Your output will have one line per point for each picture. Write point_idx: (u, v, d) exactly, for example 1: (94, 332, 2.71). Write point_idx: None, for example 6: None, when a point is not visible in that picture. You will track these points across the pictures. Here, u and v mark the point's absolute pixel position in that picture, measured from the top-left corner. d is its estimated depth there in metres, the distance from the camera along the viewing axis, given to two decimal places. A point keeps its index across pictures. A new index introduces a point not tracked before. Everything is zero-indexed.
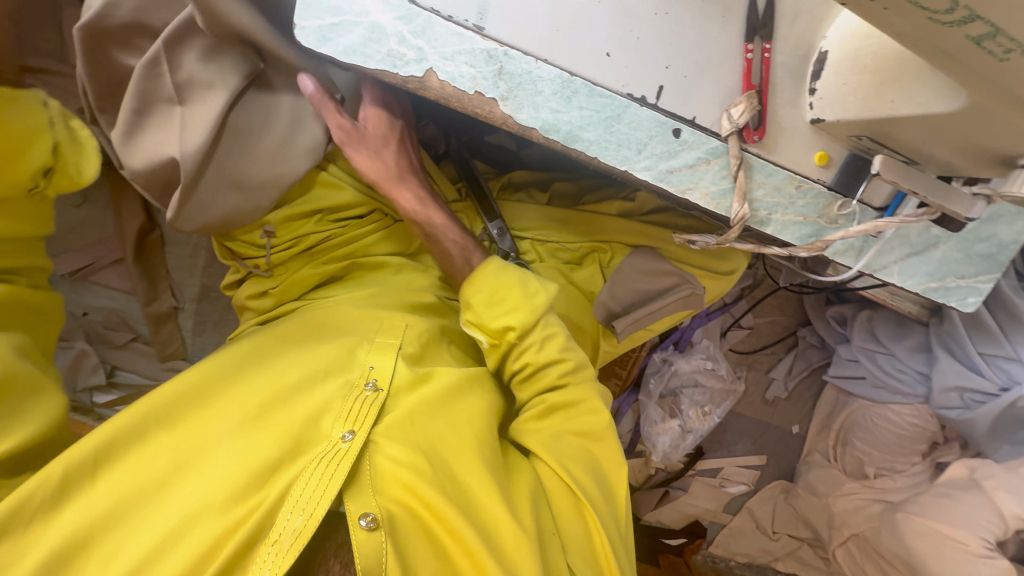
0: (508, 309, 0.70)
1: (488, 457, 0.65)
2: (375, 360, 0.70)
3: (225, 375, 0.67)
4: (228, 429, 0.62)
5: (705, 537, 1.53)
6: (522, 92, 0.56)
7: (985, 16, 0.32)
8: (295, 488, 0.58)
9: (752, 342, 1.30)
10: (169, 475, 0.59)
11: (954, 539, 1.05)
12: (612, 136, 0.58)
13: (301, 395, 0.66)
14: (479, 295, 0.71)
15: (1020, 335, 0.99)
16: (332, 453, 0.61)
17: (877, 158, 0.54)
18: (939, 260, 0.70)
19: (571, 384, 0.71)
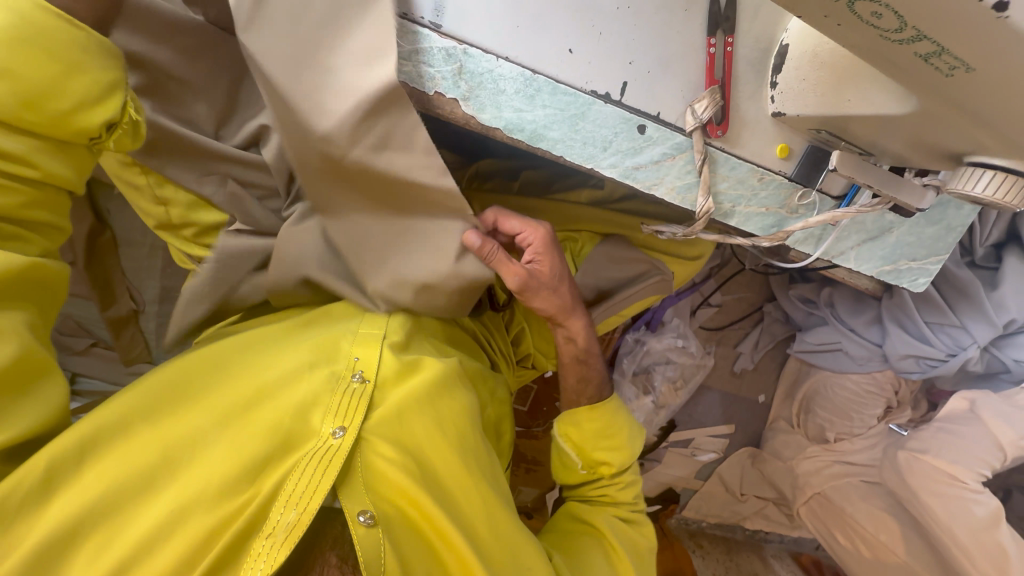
0: (612, 444, 0.77)
1: (473, 462, 0.66)
2: (361, 351, 0.67)
3: (211, 365, 0.63)
4: (217, 419, 0.58)
5: (679, 503, 1.60)
6: (484, 91, 0.54)
7: (929, 36, 0.33)
8: (289, 482, 0.56)
9: (721, 319, 1.35)
10: (155, 466, 0.54)
11: (952, 476, 1.05)
12: (577, 134, 0.57)
13: (288, 386, 0.62)
14: (593, 425, 0.76)
15: (966, 307, 1.04)
16: (325, 451, 0.59)
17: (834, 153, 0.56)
18: (892, 244, 0.72)
19: (634, 516, 0.78)
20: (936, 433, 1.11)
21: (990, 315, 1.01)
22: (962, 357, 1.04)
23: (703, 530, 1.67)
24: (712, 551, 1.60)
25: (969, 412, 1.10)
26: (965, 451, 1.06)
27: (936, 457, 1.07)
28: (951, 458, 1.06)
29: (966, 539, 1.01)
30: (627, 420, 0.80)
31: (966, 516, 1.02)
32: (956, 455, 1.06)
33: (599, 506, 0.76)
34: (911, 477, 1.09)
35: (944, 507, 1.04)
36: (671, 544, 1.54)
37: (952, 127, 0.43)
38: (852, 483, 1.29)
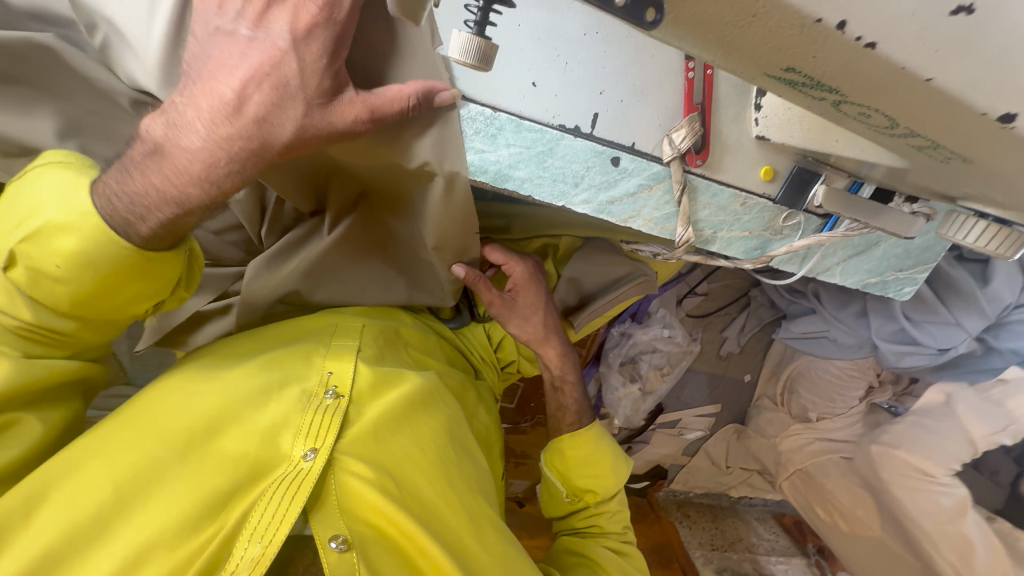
0: (595, 474, 0.82)
1: (453, 473, 0.63)
2: (333, 365, 0.65)
3: (176, 392, 0.59)
4: (179, 450, 0.54)
5: (667, 477, 1.65)
6: (440, 134, 0.49)
7: (923, 135, 0.30)
8: (256, 513, 0.52)
9: (707, 306, 1.33)
10: (109, 506, 0.50)
11: (921, 471, 1.08)
12: (545, 171, 0.53)
13: (254, 411, 0.59)
14: (579, 454, 0.82)
15: (957, 301, 1.00)
16: (294, 475, 0.55)
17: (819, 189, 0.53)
18: (879, 257, 0.70)
19: (628, 549, 0.79)
20: (910, 427, 1.12)
21: (983, 306, 0.98)
22: (954, 351, 1.02)
23: (691, 499, 1.73)
24: (699, 520, 1.68)
25: (943, 405, 1.10)
26: (939, 445, 1.07)
27: (908, 453, 1.10)
28: (921, 454, 1.08)
29: (931, 527, 1.08)
30: (610, 447, 0.84)
31: (931, 507, 1.07)
32: (927, 450, 1.08)
33: (587, 536, 0.80)
34: (884, 470, 1.15)
35: (913, 500, 1.10)
36: (659, 517, 1.60)
37: (946, 180, 0.40)
38: (833, 460, 1.33)
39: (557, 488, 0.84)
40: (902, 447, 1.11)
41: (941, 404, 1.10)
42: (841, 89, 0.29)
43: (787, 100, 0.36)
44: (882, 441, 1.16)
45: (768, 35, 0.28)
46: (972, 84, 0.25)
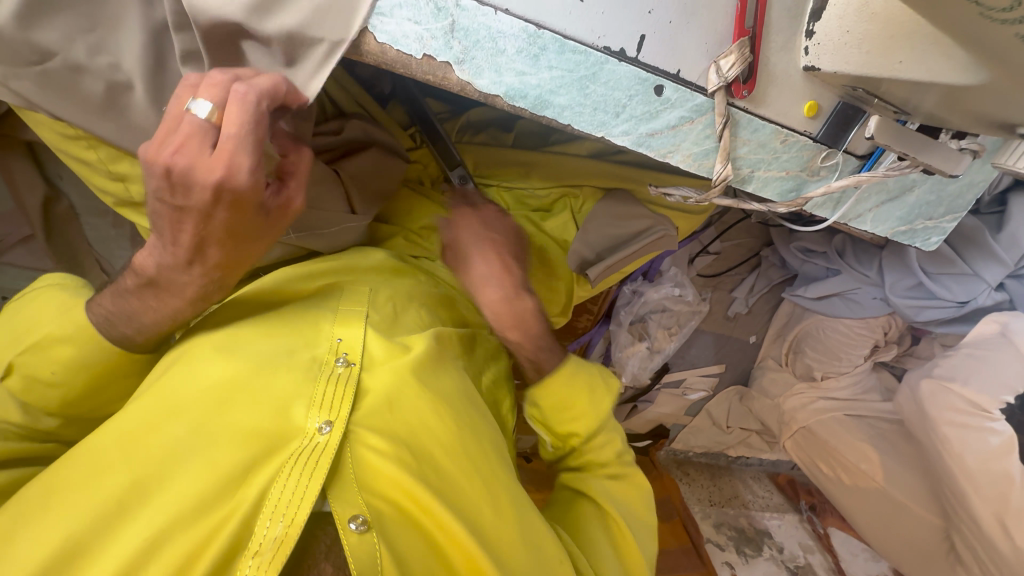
0: (575, 415, 0.73)
1: (472, 443, 0.61)
2: (342, 334, 0.64)
3: (187, 368, 0.57)
4: (193, 428, 0.52)
5: (669, 436, 1.66)
6: (481, 54, 0.47)
7: None
8: (274, 490, 0.50)
9: (718, 266, 1.32)
10: (129, 489, 0.48)
11: (972, 404, 1.00)
12: (586, 98, 0.50)
13: (264, 380, 0.57)
14: (549, 401, 0.72)
15: (976, 254, 1.01)
16: (310, 449, 0.53)
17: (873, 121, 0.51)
18: (911, 205, 0.69)
19: (624, 471, 0.74)
20: (964, 359, 1.03)
21: (1000, 255, 0.99)
22: (974, 303, 1.03)
23: (691, 458, 1.75)
24: (698, 478, 1.72)
25: (1000, 336, 1.00)
26: (996, 375, 0.99)
27: (964, 386, 1.01)
28: (978, 386, 0.99)
29: (973, 465, 1.00)
30: (589, 378, 0.75)
31: (978, 445, 0.99)
32: (983, 382, 0.99)
33: (586, 471, 0.73)
34: (930, 403, 1.06)
35: (958, 434, 1.02)
36: (660, 475, 1.64)
37: None
38: (836, 417, 1.36)
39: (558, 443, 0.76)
40: (958, 381, 1.02)
41: (997, 335, 1.00)
42: None
43: None
44: (935, 376, 1.07)
45: None
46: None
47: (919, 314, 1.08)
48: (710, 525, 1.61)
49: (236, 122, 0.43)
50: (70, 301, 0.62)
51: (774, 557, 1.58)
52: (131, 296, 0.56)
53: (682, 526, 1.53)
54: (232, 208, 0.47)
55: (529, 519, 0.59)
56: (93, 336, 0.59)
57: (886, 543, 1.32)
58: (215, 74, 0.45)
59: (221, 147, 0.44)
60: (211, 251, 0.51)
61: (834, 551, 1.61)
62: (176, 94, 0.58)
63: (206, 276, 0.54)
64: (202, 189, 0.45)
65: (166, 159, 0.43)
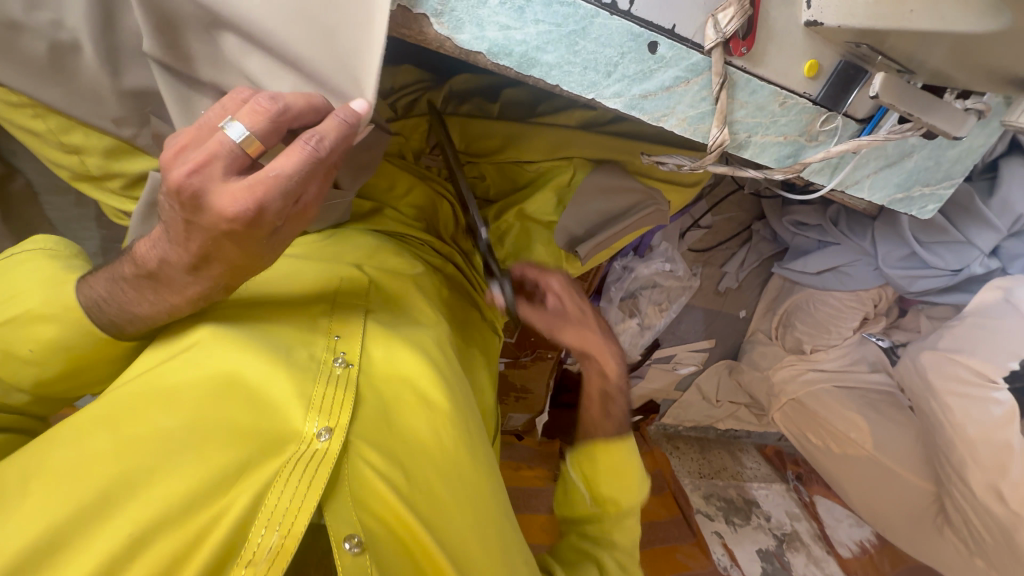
0: (621, 486, 0.69)
1: (468, 460, 0.58)
2: (342, 332, 0.60)
3: (178, 359, 0.54)
4: (185, 422, 0.49)
5: (659, 411, 1.66)
6: (462, 5, 0.43)
7: None
8: (271, 497, 0.48)
9: (709, 240, 1.31)
10: (115, 483, 0.45)
11: (981, 375, 0.97)
12: (576, 56, 0.47)
13: (261, 378, 0.54)
14: (605, 462, 0.70)
15: (967, 220, 0.99)
16: (308, 457, 0.50)
17: (878, 79, 0.49)
18: (909, 170, 0.67)
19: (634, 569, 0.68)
20: (972, 328, 1.00)
21: (994, 222, 0.97)
22: (968, 271, 1.02)
23: (680, 432, 1.76)
24: (688, 451, 1.74)
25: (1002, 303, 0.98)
26: (1004, 345, 0.95)
27: (967, 357, 0.99)
28: (983, 355, 0.97)
29: (974, 435, 0.99)
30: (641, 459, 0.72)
31: (978, 415, 0.98)
32: (990, 351, 0.96)
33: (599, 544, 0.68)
34: (931, 375, 1.06)
35: (961, 404, 1.00)
36: (651, 450, 1.64)
37: None
38: (825, 389, 1.37)
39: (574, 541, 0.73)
40: (964, 352, 1.00)
41: (1000, 301, 0.98)
42: None
43: None
44: (938, 348, 1.05)
45: None
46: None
47: (914, 285, 1.08)
48: (700, 496, 1.63)
49: (287, 169, 0.40)
50: (62, 274, 0.58)
51: (762, 525, 1.61)
52: (125, 285, 0.53)
53: (672, 498, 1.55)
54: (237, 235, 0.43)
55: (511, 545, 0.57)
56: (78, 319, 0.55)
57: (874, 509, 1.34)
58: (263, 97, 0.42)
59: (247, 182, 0.40)
60: (215, 266, 0.47)
61: (819, 518, 1.64)
62: (129, 55, 0.53)
63: (212, 282, 0.50)
64: (217, 219, 0.41)
65: (180, 177, 0.40)
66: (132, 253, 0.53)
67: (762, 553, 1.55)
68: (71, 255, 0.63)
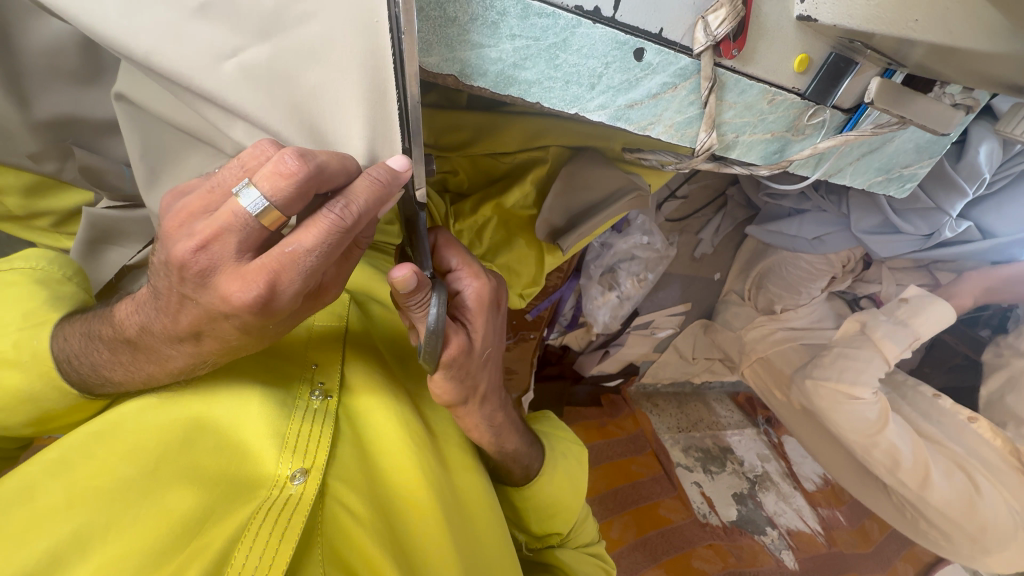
0: (554, 515, 0.77)
1: (443, 499, 0.59)
2: (321, 364, 0.59)
3: (149, 400, 0.51)
4: (150, 465, 0.46)
5: (638, 372, 1.69)
6: (428, 26, 0.38)
7: None
8: (239, 552, 0.44)
9: (685, 209, 1.30)
10: (67, 542, 0.41)
11: (847, 393, 1.19)
12: (557, 71, 0.43)
13: (235, 416, 0.52)
14: (539, 504, 0.76)
15: (939, 188, 1.00)
16: (282, 501, 0.48)
17: (874, 85, 0.49)
18: (890, 154, 0.65)
19: (585, 541, 0.82)
20: (838, 359, 1.24)
21: (962, 186, 0.96)
22: (939, 235, 1.05)
23: (658, 390, 1.83)
24: (666, 407, 1.81)
25: (860, 332, 1.26)
26: (863, 370, 1.19)
27: (837, 381, 1.21)
28: (851, 380, 1.19)
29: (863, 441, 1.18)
30: (573, 478, 0.78)
31: (861, 422, 1.17)
32: (856, 375, 1.19)
33: (550, 544, 0.80)
34: (818, 399, 1.26)
35: (845, 418, 1.20)
36: (632, 411, 1.69)
37: None
38: (793, 347, 1.43)
39: (517, 537, 0.82)
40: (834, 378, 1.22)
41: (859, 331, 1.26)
42: None
43: None
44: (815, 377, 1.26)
45: None
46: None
47: (886, 248, 1.11)
48: (680, 449, 1.71)
49: (308, 244, 0.36)
50: (37, 313, 0.51)
51: (736, 470, 1.71)
52: (103, 346, 0.49)
53: (654, 456, 1.62)
54: (232, 316, 0.40)
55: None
56: (46, 373, 0.49)
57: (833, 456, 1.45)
58: (288, 155, 0.35)
59: (261, 261, 0.37)
60: (208, 340, 0.45)
61: (786, 457, 1.77)
62: (34, 78, 0.50)
63: (197, 353, 0.47)
64: (218, 300, 0.39)
65: (186, 253, 0.37)
66: (114, 314, 0.49)
67: (737, 496, 1.64)
68: (62, 278, 0.55)
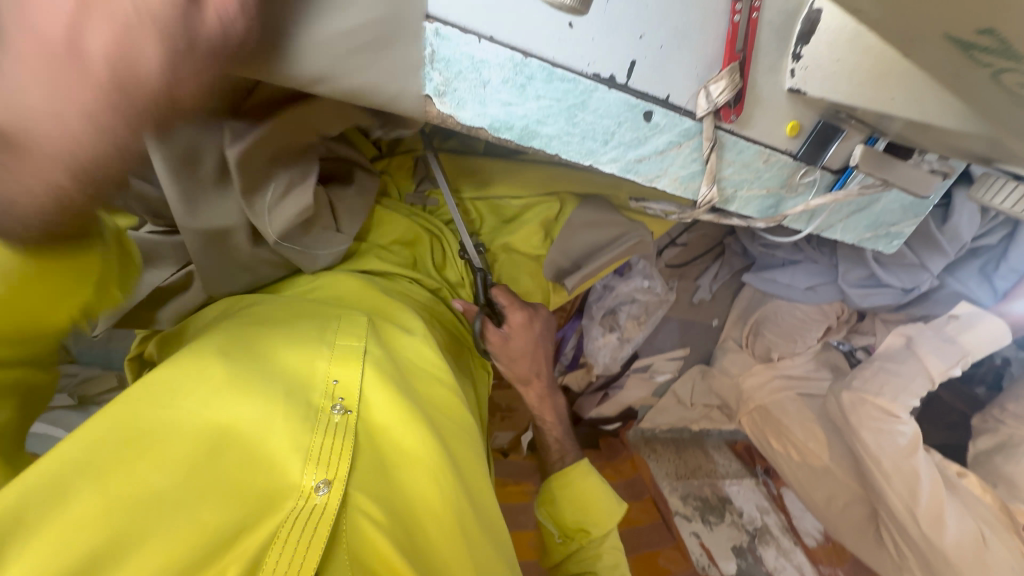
0: (582, 516, 0.79)
1: (465, 512, 0.58)
2: (339, 374, 0.59)
3: (172, 404, 0.49)
4: (179, 474, 0.45)
5: (637, 416, 1.70)
6: (463, 86, 0.43)
7: None
8: (269, 560, 0.44)
9: (684, 256, 1.35)
10: (97, 552, 0.38)
11: (887, 411, 1.18)
12: (574, 127, 0.48)
13: (260, 430, 0.51)
14: (566, 496, 0.81)
15: (923, 246, 1.04)
16: (309, 512, 0.48)
17: (858, 151, 0.56)
18: (877, 212, 0.70)
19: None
20: (878, 372, 1.22)
21: (943, 246, 1.02)
22: (917, 289, 1.11)
23: (657, 435, 1.80)
24: (665, 453, 1.79)
25: (903, 347, 1.22)
26: (906, 384, 1.18)
27: (877, 397, 1.19)
28: (890, 396, 1.18)
29: (888, 466, 1.15)
30: (603, 484, 0.82)
31: (889, 444, 1.15)
32: (896, 391, 1.18)
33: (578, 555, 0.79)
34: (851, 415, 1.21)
35: (874, 438, 1.17)
36: (630, 456, 1.70)
37: None
38: (789, 396, 1.45)
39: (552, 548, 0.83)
40: (873, 393, 1.20)
41: (902, 346, 1.22)
42: None
43: None
44: (854, 389, 1.23)
45: None
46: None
47: (865, 300, 1.17)
48: (678, 498, 1.68)
49: None
50: None
51: (735, 521, 1.67)
52: None
53: (652, 502, 1.64)
54: None
55: None
56: None
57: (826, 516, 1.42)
58: None
59: None
60: None
61: (786, 509, 1.73)
62: None
63: None
64: None
65: None
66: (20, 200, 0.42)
67: (736, 550, 1.61)
68: None
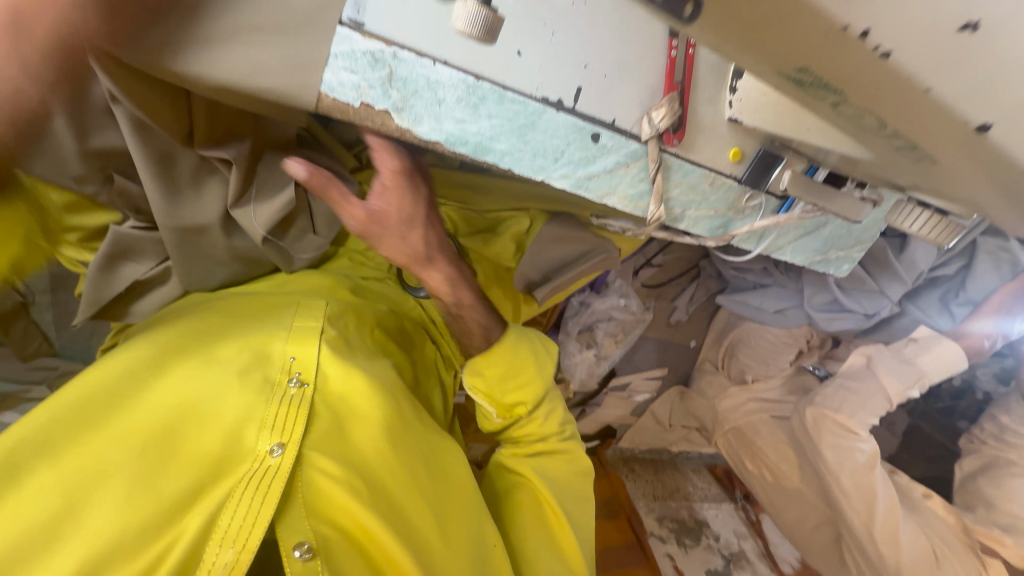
0: (519, 385, 0.77)
1: (418, 470, 0.62)
2: (295, 351, 0.63)
3: (129, 384, 0.53)
4: (135, 445, 0.48)
5: (615, 436, 1.72)
6: (420, 103, 0.47)
7: (913, 139, 0.33)
8: (226, 516, 0.48)
9: (661, 277, 1.40)
10: (61, 512, 0.43)
11: (847, 428, 1.20)
12: (526, 145, 0.52)
13: (215, 403, 0.54)
14: (497, 369, 0.75)
15: (883, 274, 1.08)
16: (264, 473, 0.52)
17: (786, 177, 0.62)
18: (825, 237, 0.75)
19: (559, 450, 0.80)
20: (838, 389, 1.24)
21: (901, 274, 1.06)
22: (878, 314, 1.15)
23: (636, 454, 1.82)
24: (643, 473, 1.79)
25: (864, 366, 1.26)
26: (863, 404, 1.19)
27: (838, 414, 1.21)
28: (850, 413, 1.20)
29: (847, 483, 1.17)
30: (535, 351, 0.78)
31: (849, 462, 1.17)
32: (854, 410, 1.20)
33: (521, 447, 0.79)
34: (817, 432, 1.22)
35: (835, 455, 1.19)
36: (608, 473, 1.70)
37: (953, 181, 0.39)
38: (762, 418, 1.47)
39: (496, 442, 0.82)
40: (835, 410, 1.21)
41: (862, 365, 1.26)
42: (846, 92, 0.32)
43: (763, 78, 0.38)
44: (815, 404, 1.25)
45: (800, 40, 0.29)
46: (902, 34, 0.26)
47: (831, 325, 1.20)
48: (654, 519, 1.69)
49: None
50: None
51: (711, 545, 1.67)
52: None
53: (627, 522, 1.61)
54: None
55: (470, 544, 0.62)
56: None
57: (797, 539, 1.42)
58: None
59: None
60: None
61: (764, 536, 1.73)
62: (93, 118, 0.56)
63: None
64: None
65: None
66: None
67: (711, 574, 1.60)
68: None
